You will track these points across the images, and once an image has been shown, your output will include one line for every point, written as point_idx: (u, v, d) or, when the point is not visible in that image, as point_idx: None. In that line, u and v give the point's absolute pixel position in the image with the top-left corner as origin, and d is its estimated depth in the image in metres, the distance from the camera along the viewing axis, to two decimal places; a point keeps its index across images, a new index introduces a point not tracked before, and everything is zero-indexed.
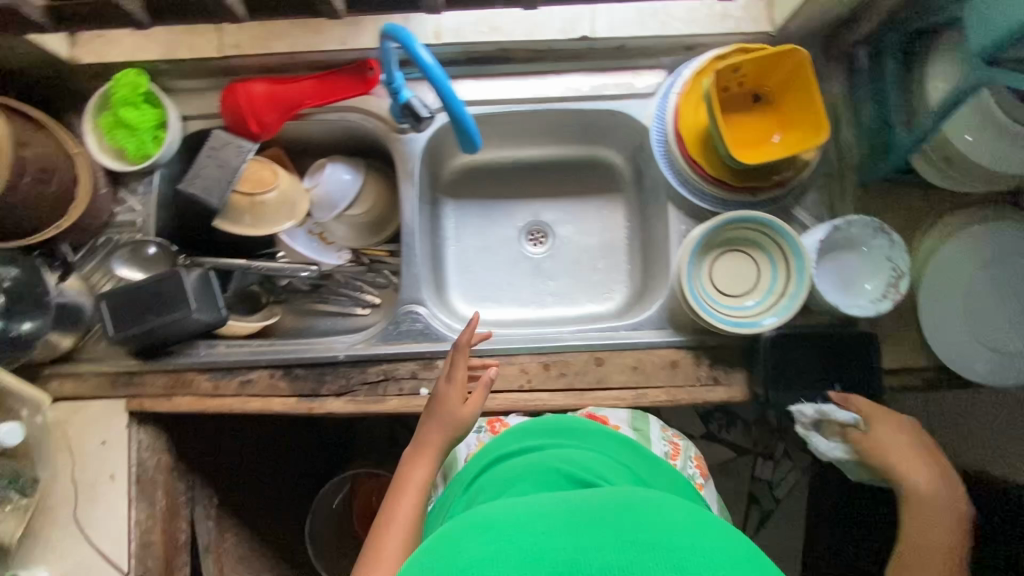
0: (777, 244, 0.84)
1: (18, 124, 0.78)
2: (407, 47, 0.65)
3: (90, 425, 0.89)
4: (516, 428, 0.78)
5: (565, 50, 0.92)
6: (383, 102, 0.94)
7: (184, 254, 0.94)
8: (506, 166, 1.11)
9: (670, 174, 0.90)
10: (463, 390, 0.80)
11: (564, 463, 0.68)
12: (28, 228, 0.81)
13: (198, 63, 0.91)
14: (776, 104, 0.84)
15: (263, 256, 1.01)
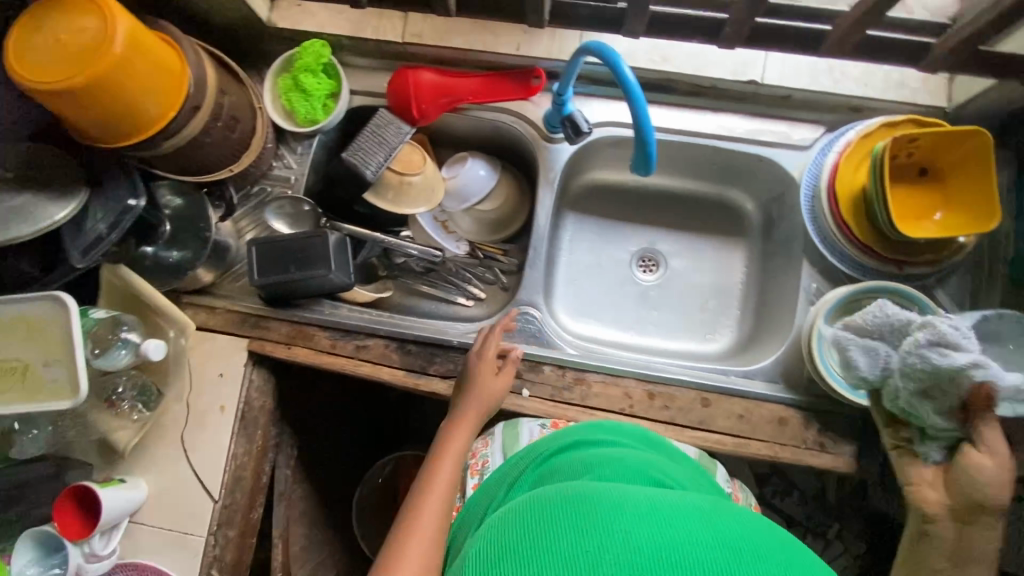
0: (915, 317, 0.82)
1: (222, 73, 0.85)
2: (614, 66, 0.72)
3: (211, 356, 0.94)
4: (587, 422, 0.73)
5: (728, 90, 0.93)
6: (539, 109, 0.97)
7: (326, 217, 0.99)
8: (631, 190, 1.12)
9: (813, 230, 0.90)
10: (493, 367, 0.85)
11: (635, 457, 0.62)
12: (208, 167, 0.88)
13: (378, 44, 0.97)
14: (942, 181, 0.83)
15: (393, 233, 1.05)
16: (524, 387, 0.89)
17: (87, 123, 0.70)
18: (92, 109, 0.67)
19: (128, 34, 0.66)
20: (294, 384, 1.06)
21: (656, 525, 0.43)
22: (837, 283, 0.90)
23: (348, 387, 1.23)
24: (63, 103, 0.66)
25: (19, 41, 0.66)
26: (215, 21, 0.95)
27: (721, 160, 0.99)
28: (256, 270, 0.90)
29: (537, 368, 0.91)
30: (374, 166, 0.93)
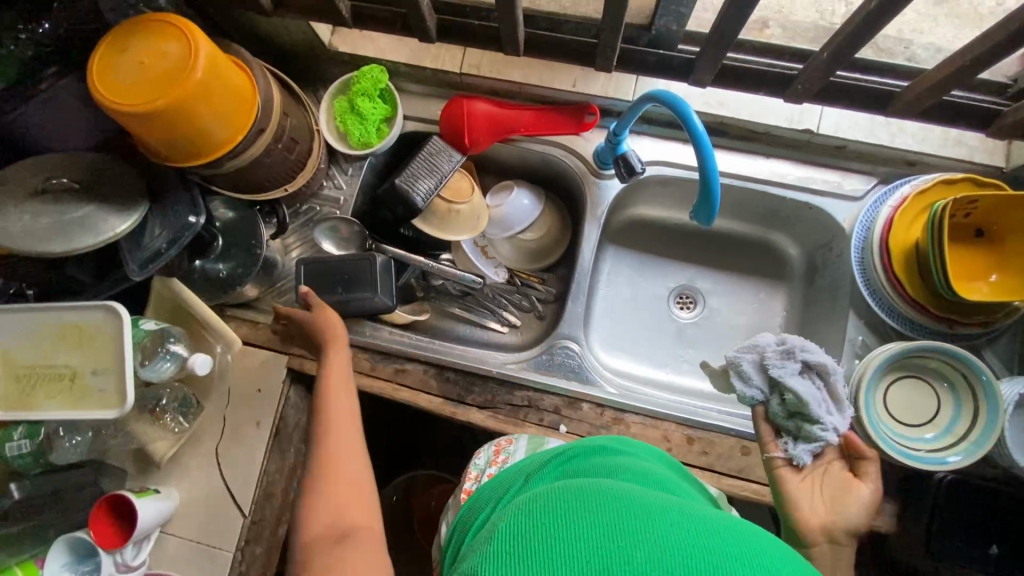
0: (965, 380, 0.81)
1: (286, 97, 0.87)
2: (685, 118, 0.72)
3: (249, 372, 0.94)
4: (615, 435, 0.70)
5: (781, 137, 0.93)
6: (589, 145, 0.99)
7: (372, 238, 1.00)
8: (673, 226, 1.11)
9: (862, 283, 0.89)
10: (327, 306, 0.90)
11: (661, 476, 0.60)
12: (265, 185, 0.89)
13: (435, 72, 0.98)
14: (998, 243, 0.81)
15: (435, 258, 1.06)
16: (561, 422, 0.89)
17: (157, 141, 0.71)
18: (166, 131, 0.69)
19: (208, 61, 0.67)
20: None
21: (687, 531, 0.42)
22: (883, 338, 0.89)
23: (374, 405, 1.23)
24: (140, 126, 0.68)
25: (106, 59, 0.68)
26: (278, 42, 0.97)
27: (769, 205, 0.99)
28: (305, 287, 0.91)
29: (576, 404, 0.90)
30: (424, 193, 0.94)
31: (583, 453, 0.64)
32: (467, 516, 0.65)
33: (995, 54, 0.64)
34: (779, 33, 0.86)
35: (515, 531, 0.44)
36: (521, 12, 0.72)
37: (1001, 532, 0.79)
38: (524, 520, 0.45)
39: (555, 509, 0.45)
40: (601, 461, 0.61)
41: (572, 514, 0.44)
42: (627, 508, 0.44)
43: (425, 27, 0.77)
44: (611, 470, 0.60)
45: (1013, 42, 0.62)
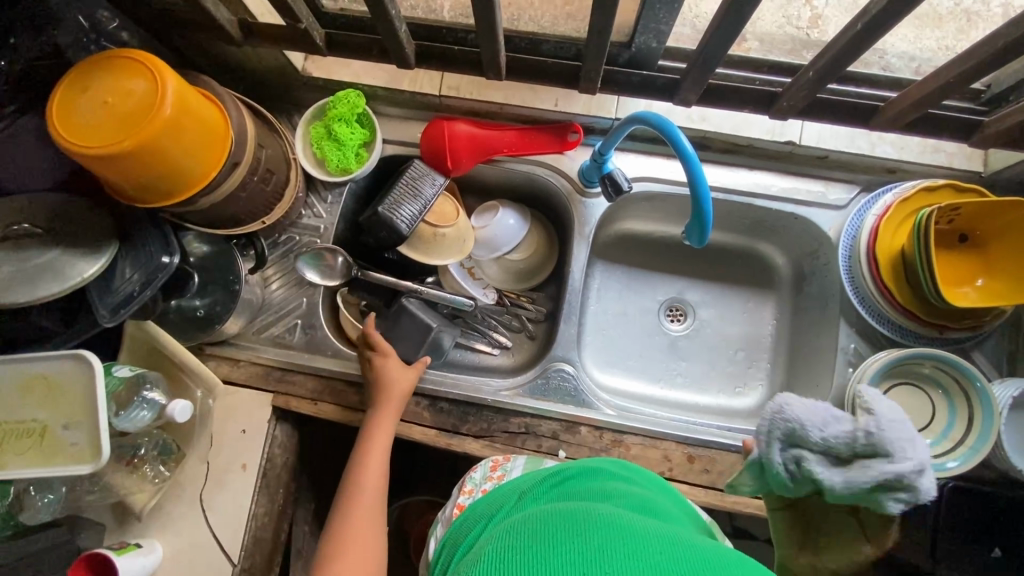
0: (958, 383, 0.81)
1: (259, 127, 0.84)
2: (672, 139, 0.71)
3: (234, 411, 0.91)
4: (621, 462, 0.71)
5: (764, 150, 0.93)
6: (574, 164, 0.97)
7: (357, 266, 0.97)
8: (659, 240, 1.10)
9: (851, 291, 0.89)
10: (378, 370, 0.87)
11: (656, 502, 0.61)
12: (242, 219, 0.86)
13: (414, 95, 0.96)
14: (982, 248, 0.82)
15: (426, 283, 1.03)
16: (560, 448, 0.87)
17: (124, 182, 0.67)
18: (135, 173, 0.65)
19: (177, 98, 0.64)
20: (313, 436, 1.02)
21: (675, 564, 0.41)
22: (876, 345, 0.89)
23: None
24: (106, 170, 0.64)
25: (70, 89, 0.65)
26: (247, 68, 0.93)
27: (754, 215, 0.99)
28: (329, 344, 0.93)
29: (574, 428, 0.89)
30: (408, 219, 0.91)
31: (583, 475, 0.63)
32: (457, 531, 0.64)
33: (978, 70, 0.65)
34: (757, 46, 0.82)
35: (502, 562, 0.43)
36: (502, 37, 0.70)
37: (1001, 531, 0.80)
38: (512, 553, 0.44)
39: (546, 543, 0.44)
40: (600, 485, 0.61)
41: (561, 546, 0.44)
42: (616, 541, 0.43)
43: (404, 54, 0.75)
44: (609, 492, 0.60)
45: (999, 54, 0.62)
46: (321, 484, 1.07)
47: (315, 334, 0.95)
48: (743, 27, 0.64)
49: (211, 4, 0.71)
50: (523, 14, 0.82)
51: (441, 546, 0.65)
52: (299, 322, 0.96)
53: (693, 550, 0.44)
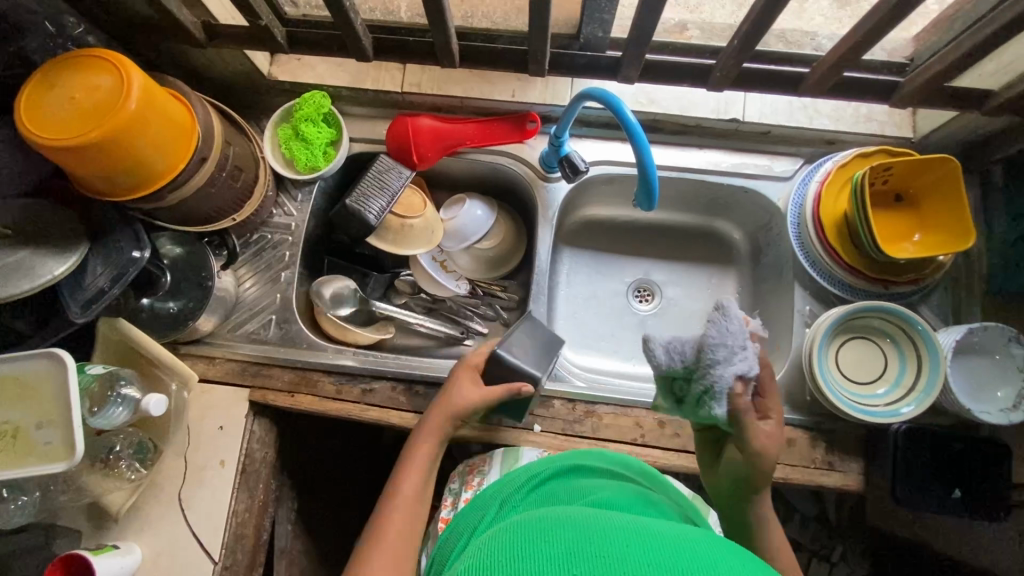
0: (904, 332, 0.86)
1: (226, 126, 0.87)
2: (617, 111, 0.76)
3: (211, 408, 0.91)
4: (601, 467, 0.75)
5: (712, 128, 0.99)
6: (534, 152, 1.02)
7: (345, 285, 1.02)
8: (623, 223, 1.15)
9: (802, 256, 0.94)
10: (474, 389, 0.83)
11: (627, 491, 0.67)
12: (212, 217, 0.88)
13: (377, 93, 1.00)
14: (916, 205, 0.88)
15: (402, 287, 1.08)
16: (535, 422, 0.89)
17: (94, 176, 0.70)
18: (103, 166, 0.68)
19: (143, 92, 0.67)
20: (292, 433, 1.03)
21: (636, 547, 0.46)
22: (829, 305, 0.94)
23: (343, 434, 1.19)
24: (76, 163, 0.67)
25: (31, 107, 0.66)
26: (214, 74, 0.96)
27: (708, 193, 1.04)
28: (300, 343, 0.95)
29: (547, 402, 0.91)
30: (377, 211, 0.94)
31: (554, 482, 0.69)
32: (443, 549, 0.66)
33: (874, 37, 0.70)
34: (697, 34, 0.94)
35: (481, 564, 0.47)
36: (452, 26, 0.75)
37: (958, 474, 0.83)
38: (490, 555, 0.48)
39: (521, 541, 0.48)
40: (570, 488, 0.67)
41: (536, 541, 0.48)
42: (584, 534, 0.48)
43: (361, 47, 0.79)
44: (581, 492, 0.65)
45: (889, 18, 0.67)
46: (304, 482, 1.07)
47: (289, 328, 0.96)
48: (660, 13, 0.69)
49: (174, 7, 0.75)
50: (476, 11, 0.87)
51: (430, 565, 0.66)
52: (273, 317, 0.97)
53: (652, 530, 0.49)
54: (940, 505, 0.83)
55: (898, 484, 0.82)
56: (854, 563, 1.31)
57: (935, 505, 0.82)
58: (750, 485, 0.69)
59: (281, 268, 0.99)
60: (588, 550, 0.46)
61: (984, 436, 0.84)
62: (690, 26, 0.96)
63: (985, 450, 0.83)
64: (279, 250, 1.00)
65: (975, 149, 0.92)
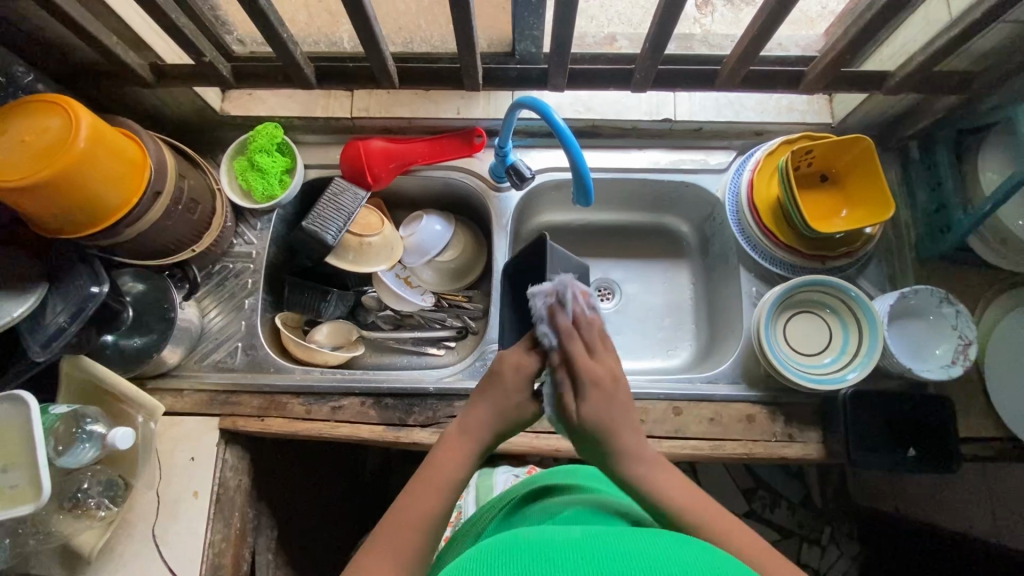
0: (843, 302, 0.91)
1: (180, 160, 0.90)
2: (546, 116, 0.80)
3: (183, 439, 0.92)
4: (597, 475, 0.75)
5: (648, 129, 1.05)
6: (484, 164, 1.07)
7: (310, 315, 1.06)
8: (578, 226, 1.19)
9: (744, 241, 0.99)
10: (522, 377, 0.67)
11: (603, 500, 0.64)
12: (170, 248, 0.90)
13: (328, 120, 1.05)
14: (840, 184, 0.95)
15: (369, 307, 1.11)
16: None
17: (48, 214, 0.72)
18: (58, 204, 0.71)
19: (92, 130, 0.70)
20: (266, 461, 1.03)
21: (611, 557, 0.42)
22: (773, 284, 0.99)
23: (322, 460, 1.19)
24: (29, 201, 0.69)
25: None
26: (168, 115, 1.00)
27: (653, 190, 1.09)
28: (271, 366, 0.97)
29: None
30: (334, 231, 0.98)
31: (534, 504, 0.67)
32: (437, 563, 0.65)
33: (766, 36, 0.76)
34: (626, 44, 1.02)
35: None
36: (388, 50, 0.80)
37: (911, 433, 0.86)
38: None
39: (488, 554, 0.45)
40: (543, 508, 0.65)
41: (501, 555, 0.44)
42: (552, 545, 0.45)
43: (304, 76, 0.84)
44: (551, 511, 0.63)
45: (773, 19, 0.73)
46: (282, 511, 1.06)
47: (256, 353, 0.98)
48: (574, 24, 0.75)
49: (122, 51, 0.79)
50: (415, 38, 0.93)
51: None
52: (239, 344, 0.98)
53: (629, 537, 0.46)
54: (897, 465, 0.85)
55: (852, 445, 0.85)
56: (844, 544, 1.32)
57: (893, 465, 0.85)
58: (590, 445, 0.63)
59: (245, 296, 1.01)
60: (559, 558, 0.43)
61: (930, 394, 0.88)
62: (618, 38, 1.03)
63: (933, 409, 0.87)
64: (242, 278, 1.02)
65: (888, 129, 1.00)
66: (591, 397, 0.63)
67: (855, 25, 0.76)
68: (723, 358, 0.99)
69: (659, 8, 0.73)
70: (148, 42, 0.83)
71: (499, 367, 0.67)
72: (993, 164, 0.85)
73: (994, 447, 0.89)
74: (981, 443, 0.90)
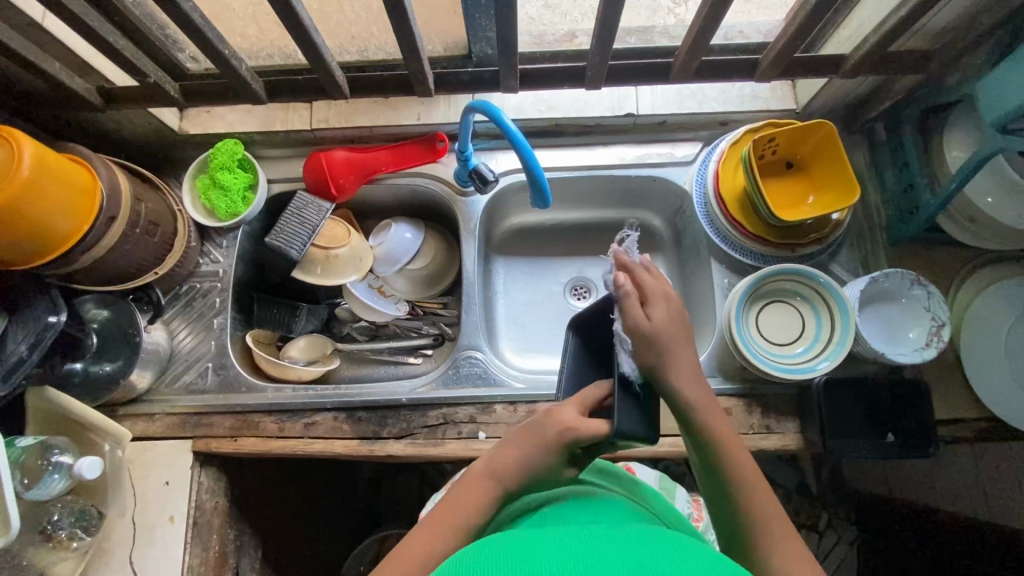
0: (813, 289, 0.90)
1: (136, 183, 0.89)
2: (496, 120, 0.78)
3: (154, 464, 0.91)
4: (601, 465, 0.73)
5: (612, 125, 1.05)
6: (450, 168, 1.06)
7: (284, 335, 1.08)
8: (549, 226, 1.17)
9: (713, 233, 0.98)
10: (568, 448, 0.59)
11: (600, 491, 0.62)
12: (133, 272, 0.90)
13: (289, 134, 1.04)
14: (806, 170, 0.94)
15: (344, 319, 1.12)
16: (479, 430, 0.90)
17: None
18: (5, 234, 0.69)
19: (35, 159, 0.70)
20: (244, 480, 1.02)
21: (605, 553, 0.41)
22: (745, 275, 0.98)
23: (305, 474, 1.18)
24: None
25: None
26: (126, 137, 0.99)
27: (621, 186, 1.09)
28: (245, 384, 0.97)
29: (489, 408, 0.92)
30: (299, 245, 0.97)
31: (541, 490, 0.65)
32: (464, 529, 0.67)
33: (711, 25, 0.75)
34: (586, 39, 1.01)
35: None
36: (335, 61, 0.79)
37: (886, 417, 0.85)
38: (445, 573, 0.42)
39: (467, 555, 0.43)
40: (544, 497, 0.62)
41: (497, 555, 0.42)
42: (545, 544, 0.43)
43: (253, 91, 0.82)
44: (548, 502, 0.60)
45: (717, 7, 0.72)
46: (266, 528, 1.06)
47: (227, 373, 0.97)
48: (518, 29, 0.75)
49: (67, 76, 0.78)
50: (369, 45, 0.93)
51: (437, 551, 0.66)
52: (210, 364, 0.98)
53: (599, 533, 0.45)
54: (876, 451, 0.84)
55: (828, 434, 0.84)
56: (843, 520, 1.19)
57: (871, 452, 0.84)
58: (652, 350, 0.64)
59: (214, 315, 1.00)
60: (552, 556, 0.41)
61: (905, 378, 0.87)
62: (578, 33, 1.02)
63: (911, 392, 0.86)
64: (209, 298, 1.01)
65: (853, 111, 0.99)
66: (658, 305, 0.66)
67: (803, 10, 0.75)
68: (699, 352, 0.98)
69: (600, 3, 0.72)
70: (95, 66, 0.82)
71: (547, 419, 0.61)
72: (958, 141, 0.84)
73: (975, 428, 0.89)
74: (962, 425, 0.89)
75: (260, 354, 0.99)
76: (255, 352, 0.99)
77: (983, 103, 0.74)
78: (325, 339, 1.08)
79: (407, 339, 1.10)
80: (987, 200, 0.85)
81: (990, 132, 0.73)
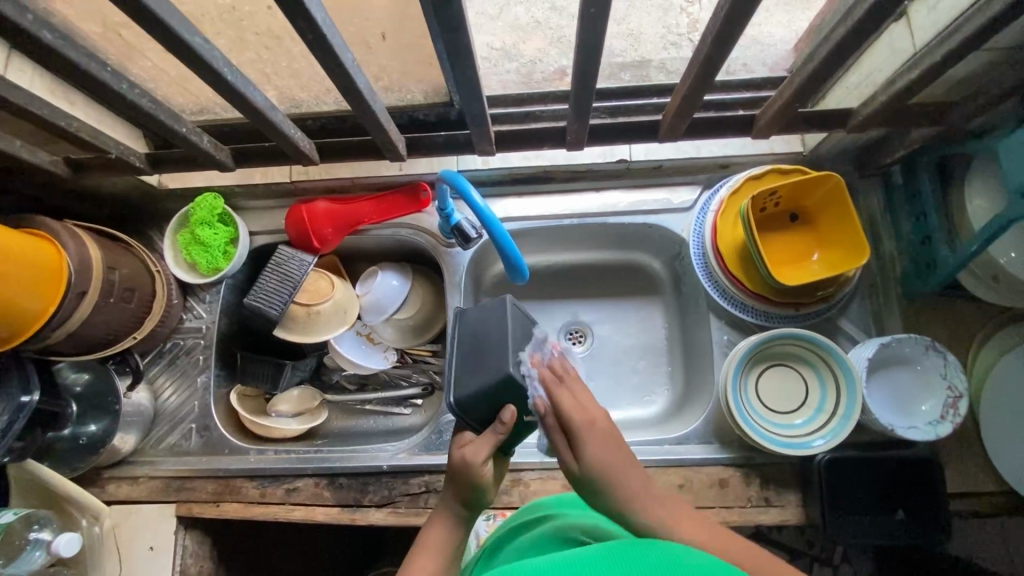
0: (818, 355, 0.85)
1: (111, 248, 0.87)
2: (464, 195, 0.77)
3: (139, 529, 0.91)
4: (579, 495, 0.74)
5: (604, 171, 0.99)
6: (433, 219, 1.02)
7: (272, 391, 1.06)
8: (543, 269, 1.11)
9: (711, 288, 0.92)
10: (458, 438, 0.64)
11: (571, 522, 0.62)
12: (109, 340, 0.88)
13: (270, 186, 1.01)
14: (811, 223, 0.87)
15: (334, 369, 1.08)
16: None
17: None
18: None
19: None
20: (233, 538, 1.01)
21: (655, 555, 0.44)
22: (745, 332, 0.93)
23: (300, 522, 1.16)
24: None
25: None
26: (106, 194, 0.98)
27: (615, 231, 1.03)
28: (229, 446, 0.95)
29: None
30: (279, 304, 0.94)
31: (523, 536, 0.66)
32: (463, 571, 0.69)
33: (699, 86, 0.69)
34: None
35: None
36: (297, 128, 0.75)
37: (896, 495, 0.80)
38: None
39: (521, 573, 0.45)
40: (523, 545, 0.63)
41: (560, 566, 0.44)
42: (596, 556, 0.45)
43: (218, 159, 0.79)
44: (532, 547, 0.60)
45: (703, 70, 0.66)
46: None
47: (211, 435, 0.96)
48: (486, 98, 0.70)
49: (29, 152, 0.76)
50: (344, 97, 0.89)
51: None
52: (193, 425, 0.97)
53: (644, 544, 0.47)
54: (883, 531, 0.79)
55: (830, 514, 0.79)
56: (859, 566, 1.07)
57: (878, 533, 0.79)
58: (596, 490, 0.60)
59: (197, 373, 0.99)
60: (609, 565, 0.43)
61: (918, 452, 0.81)
62: None
63: (923, 469, 0.80)
64: (193, 355, 1.00)
65: (866, 154, 0.91)
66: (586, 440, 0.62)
67: (800, 69, 0.68)
68: (696, 413, 0.93)
69: (574, 74, 0.67)
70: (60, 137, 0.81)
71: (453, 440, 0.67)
72: (980, 192, 0.76)
73: (993, 502, 0.83)
74: (979, 499, 0.83)
75: (248, 415, 0.98)
76: (241, 412, 0.98)
77: (1008, 163, 0.66)
78: (313, 394, 1.05)
79: (395, 392, 1.07)
80: (1009, 256, 0.77)
81: (1012, 197, 0.66)
